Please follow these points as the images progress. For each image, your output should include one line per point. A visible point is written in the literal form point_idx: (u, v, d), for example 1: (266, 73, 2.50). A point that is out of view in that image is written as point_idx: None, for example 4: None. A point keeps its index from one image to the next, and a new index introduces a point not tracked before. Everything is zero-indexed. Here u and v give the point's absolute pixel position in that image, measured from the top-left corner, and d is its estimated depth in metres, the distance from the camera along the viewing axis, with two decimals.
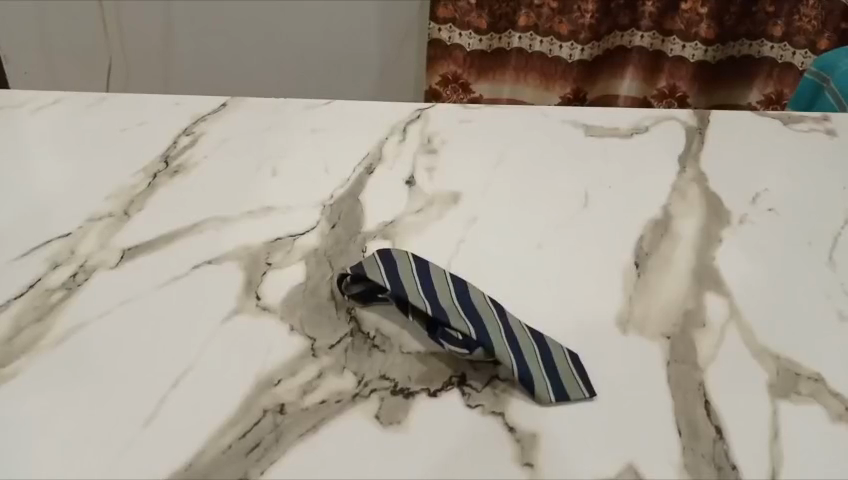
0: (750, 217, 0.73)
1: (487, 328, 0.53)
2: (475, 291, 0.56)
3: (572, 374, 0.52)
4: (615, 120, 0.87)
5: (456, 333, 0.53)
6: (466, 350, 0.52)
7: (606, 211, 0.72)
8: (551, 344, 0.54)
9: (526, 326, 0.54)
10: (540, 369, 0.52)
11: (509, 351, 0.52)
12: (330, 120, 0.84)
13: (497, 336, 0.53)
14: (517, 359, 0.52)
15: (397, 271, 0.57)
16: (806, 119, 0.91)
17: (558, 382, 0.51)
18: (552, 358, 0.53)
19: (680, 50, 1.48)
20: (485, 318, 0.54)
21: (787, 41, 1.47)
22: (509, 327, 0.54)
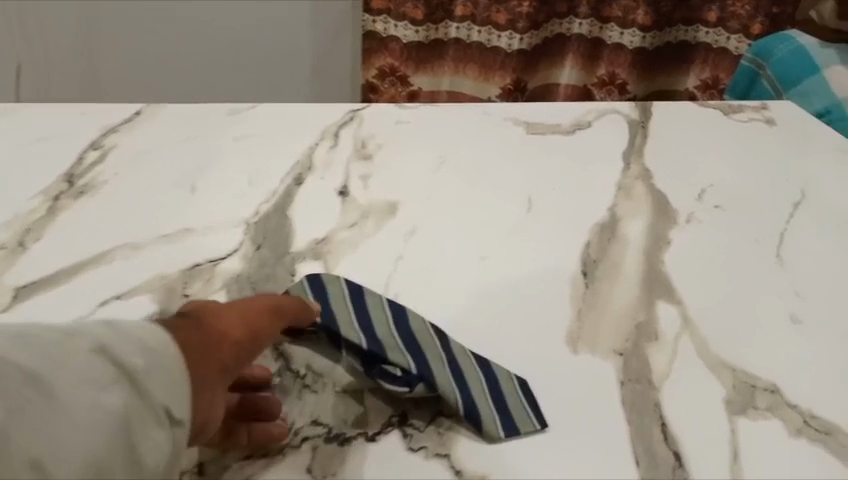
0: (697, 215, 0.71)
1: (428, 362, 0.50)
2: (414, 322, 0.53)
3: (522, 403, 0.49)
4: (556, 116, 0.84)
5: (394, 369, 0.49)
6: (406, 388, 0.48)
7: (551, 215, 0.69)
8: (499, 374, 0.51)
9: (469, 355, 0.51)
10: (487, 403, 0.48)
11: (452, 386, 0.49)
12: (256, 126, 0.78)
13: (440, 369, 0.49)
14: (462, 393, 0.49)
15: (329, 303, 0.54)
16: (746, 109, 0.90)
17: (507, 415, 0.48)
18: (500, 388, 0.50)
19: (618, 38, 1.47)
20: (425, 351, 0.51)
21: (721, 26, 1.47)
22: (452, 357, 0.51)
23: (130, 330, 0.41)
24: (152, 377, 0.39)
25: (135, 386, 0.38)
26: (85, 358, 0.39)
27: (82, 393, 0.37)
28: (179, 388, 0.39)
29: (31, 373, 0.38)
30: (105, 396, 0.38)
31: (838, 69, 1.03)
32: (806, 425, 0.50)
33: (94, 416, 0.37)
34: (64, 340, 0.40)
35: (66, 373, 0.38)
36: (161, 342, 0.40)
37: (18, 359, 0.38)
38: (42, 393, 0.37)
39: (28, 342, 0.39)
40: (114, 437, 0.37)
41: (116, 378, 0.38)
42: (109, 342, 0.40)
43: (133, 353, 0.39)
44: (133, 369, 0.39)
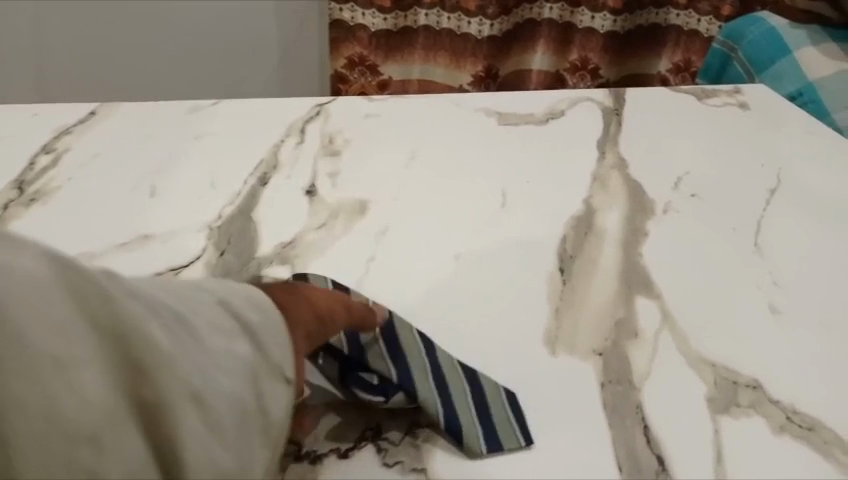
0: (674, 204, 0.69)
1: (410, 371, 0.49)
2: (400, 325, 0.52)
3: (507, 416, 0.48)
4: (528, 104, 0.82)
5: (372, 378, 0.49)
6: (383, 399, 0.48)
7: (526, 209, 0.67)
8: (487, 387, 0.50)
9: (455, 364, 0.51)
10: (471, 417, 0.48)
11: (433, 396, 0.48)
12: (217, 124, 0.75)
13: (421, 380, 0.49)
14: (443, 403, 0.48)
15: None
16: (719, 93, 0.89)
17: (491, 431, 0.48)
18: (486, 400, 0.49)
19: (589, 21, 1.46)
20: (409, 359, 0.50)
21: (692, 8, 1.46)
22: (439, 368, 0.50)
23: (237, 293, 0.43)
24: (273, 332, 0.42)
25: (256, 340, 0.40)
26: (209, 311, 0.40)
27: (219, 340, 0.39)
28: (286, 346, 0.42)
29: (172, 312, 0.37)
30: (238, 346, 0.39)
31: (809, 51, 1.02)
32: (789, 421, 0.49)
33: (233, 363, 0.38)
34: (181, 292, 0.40)
35: (200, 319, 0.39)
36: (268, 305, 0.43)
37: (152, 296, 0.37)
38: (186, 334, 0.37)
39: (149, 286, 0.39)
40: (249, 387, 0.39)
41: (241, 330, 0.40)
42: (223, 297, 0.41)
43: (250, 309, 0.42)
44: (256, 323, 0.41)
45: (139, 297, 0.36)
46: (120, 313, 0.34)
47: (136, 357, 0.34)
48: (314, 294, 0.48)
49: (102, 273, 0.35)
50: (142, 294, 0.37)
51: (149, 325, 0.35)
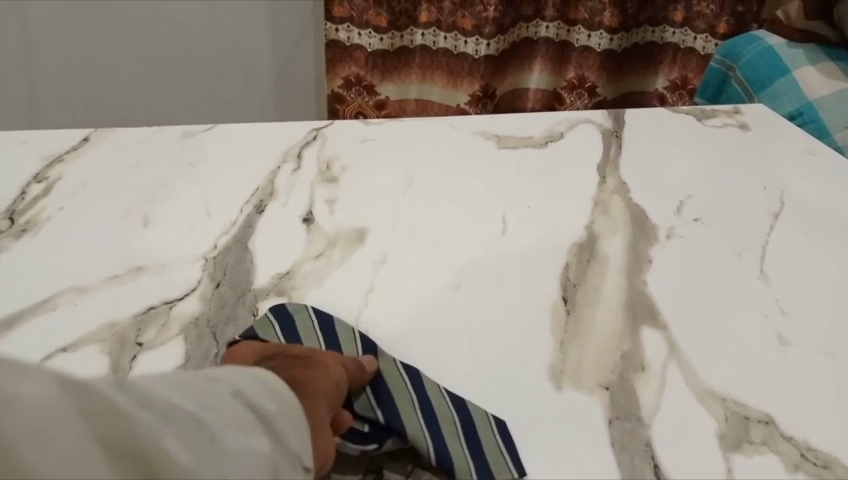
0: (677, 230, 0.68)
1: (397, 412, 0.49)
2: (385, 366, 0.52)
3: (497, 444, 0.48)
4: (526, 128, 0.81)
5: (360, 428, 0.49)
6: (374, 445, 0.48)
7: (527, 235, 0.66)
8: (475, 414, 0.50)
9: (442, 393, 0.51)
10: (462, 449, 0.48)
11: (424, 432, 0.48)
12: (211, 150, 0.74)
13: (410, 418, 0.49)
14: (434, 438, 0.48)
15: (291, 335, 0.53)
16: (719, 114, 0.89)
17: (483, 463, 0.47)
18: (476, 428, 0.49)
19: (586, 40, 1.46)
20: (395, 400, 0.50)
21: (688, 26, 1.47)
22: (426, 399, 0.50)
23: (254, 377, 0.42)
24: (289, 420, 0.41)
25: (272, 433, 0.40)
26: (228, 403, 0.39)
27: (238, 436, 0.39)
28: (302, 430, 0.42)
29: (191, 417, 0.37)
30: (255, 442, 0.39)
31: (809, 70, 1.01)
32: (804, 458, 0.48)
33: (253, 463, 0.39)
34: (198, 385, 0.40)
35: (219, 419, 0.38)
36: (284, 389, 0.43)
37: (169, 401, 0.37)
38: (207, 438, 0.37)
39: (167, 385, 0.38)
40: None
41: (259, 423, 0.40)
42: (240, 385, 0.41)
43: (265, 398, 0.41)
44: (273, 415, 0.41)
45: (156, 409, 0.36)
46: (138, 437, 0.34)
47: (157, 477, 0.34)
48: (315, 362, 0.48)
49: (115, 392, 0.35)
50: (160, 402, 0.36)
51: (167, 443, 0.35)
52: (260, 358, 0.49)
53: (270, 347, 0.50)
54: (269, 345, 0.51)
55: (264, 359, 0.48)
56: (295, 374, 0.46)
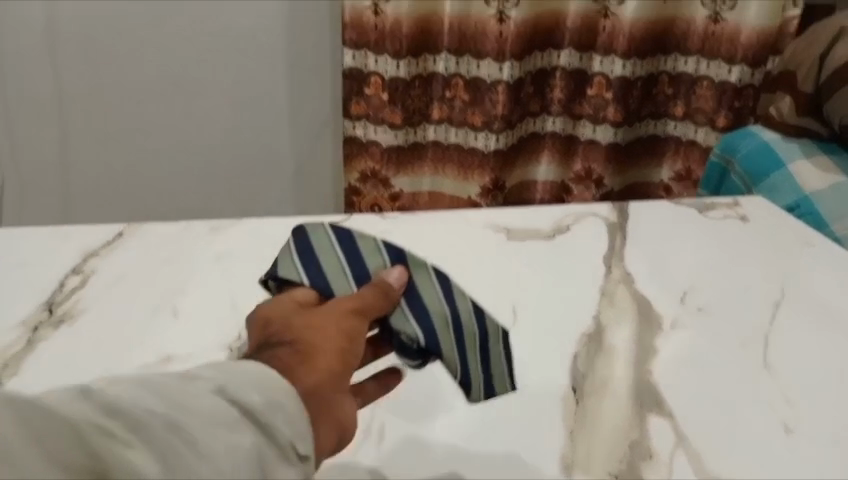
0: (681, 319, 0.71)
1: (437, 335, 0.57)
2: (421, 287, 0.60)
3: (503, 367, 0.60)
4: (534, 220, 0.86)
5: (408, 342, 0.57)
6: (418, 360, 0.58)
7: (537, 325, 0.69)
8: (491, 333, 0.60)
9: (470, 313, 0.60)
10: (480, 370, 0.59)
11: (457, 356, 0.57)
12: (237, 243, 0.78)
13: (449, 338, 0.57)
14: (463, 364, 0.57)
15: (315, 262, 0.60)
16: (719, 206, 0.93)
17: (491, 384, 0.59)
18: (489, 353, 0.60)
19: (592, 133, 1.57)
20: (435, 321, 0.58)
21: (689, 119, 1.58)
22: (456, 317, 0.59)
23: (241, 373, 0.46)
24: (276, 408, 0.44)
25: (258, 423, 0.43)
26: (211, 401, 0.43)
27: (215, 431, 0.41)
28: (294, 416, 0.45)
29: (163, 420, 0.40)
30: (236, 435, 0.42)
31: (804, 164, 1.06)
32: None
33: (237, 456, 0.41)
34: (180, 389, 0.43)
35: (195, 418, 0.41)
36: (269, 378, 0.46)
37: (143, 409, 0.41)
38: (179, 439, 0.40)
39: (146, 392, 0.42)
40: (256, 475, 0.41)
41: (243, 416, 0.43)
42: (224, 382, 0.44)
43: (250, 392, 0.44)
44: (255, 406, 0.44)
45: (122, 420, 0.40)
46: (101, 453, 0.38)
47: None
48: (314, 344, 0.50)
49: (83, 411, 0.39)
50: (133, 412, 0.40)
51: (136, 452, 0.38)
52: (266, 341, 0.51)
53: (275, 324, 0.52)
54: (274, 321, 0.53)
55: (269, 346, 0.51)
56: (292, 363, 0.49)
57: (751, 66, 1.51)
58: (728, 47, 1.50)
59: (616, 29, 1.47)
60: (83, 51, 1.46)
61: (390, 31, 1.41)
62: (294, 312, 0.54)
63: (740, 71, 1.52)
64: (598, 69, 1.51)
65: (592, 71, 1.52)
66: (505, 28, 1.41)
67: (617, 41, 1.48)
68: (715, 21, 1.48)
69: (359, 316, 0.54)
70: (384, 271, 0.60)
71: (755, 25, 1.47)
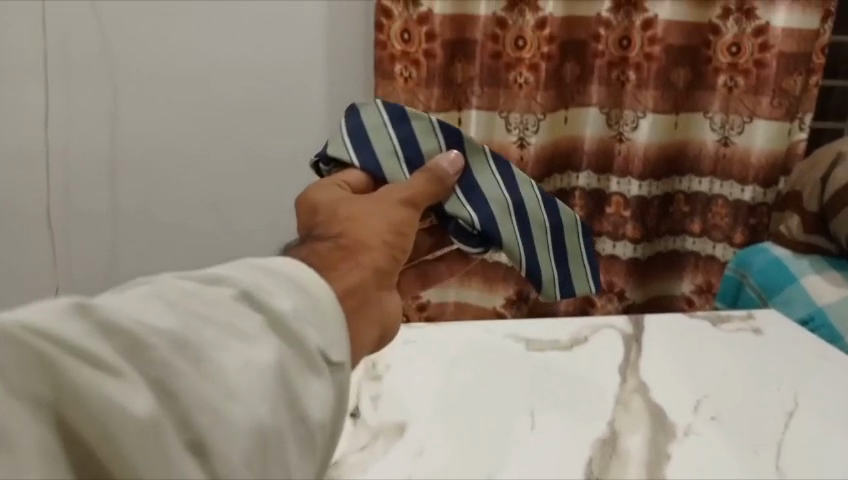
0: (694, 428, 0.74)
1: (500, 227, 0.72)
2: (483, 177, 0.73)
3: (578, 245, 0.78)
4: (554, 332, 0.90)
5: (469, 232, 0.71)
6: (481, 249, 0.72)
7: (554, 431, 0.72)
8: (562, 219, 0.76)
9: (534, 199, 0.75)
10: (549, 263, 0.75)
11: (520, 246, 0.73)
12: None
13: (508, 223, 0.72)
14: (528, 256, 0.73)
15: (366, 145, 0.71)
16: (733, 319, 0.97)
17: (565, 275, 0.77)
18: (561, 239, 0.77)
19: (611, 248, 1.65)
20: (498, 214, 0.72)
21: (706, 236, 1.64)
22: (518, 204, 0.74)
23: (265, 280, 0.45)
24: (302, 318, 0.45)
25: (282, 334, 0.44)
26: (231, 309, 0.43)
27: (235, 347, 0.42)
28: (326, 327, 0.46)
29: (170, 339, 0.40)
30: (255, 351, 0.42)
31: (814, 278, 1.11)
32: None
33: (251, 373, 0.41)
34: (198, 293, 0.43)
35: (212, 331, 0.42)
36: (300, 286, 0.46)
37: (144, 324, 0.40)
38: (185, 362, 0.40)
39: (157, 301, 0.41)
40: (278, 388, 0.42)
41: (265, 330, 0.43)
42: (248, 287, 0.44)
43: (277, 297, 0.45)
44: (280, 315, 0.44)
45: (121, 341, 0.39)
46: (89, 383, 0.37)
47: (106, 424, 0.37)
48: (359, 229, 0.56)
49: (75, 329, 0.38)
50: (128, 330, 0.39)
51: (120, 384, 0.38)
52: (311, 229, 0.57)
53: (321, 213, 0.58)
54: (322, 210, 0.58)
55: (317, 228, 0.56)
56: (333, 255, 0.52)
57: (764, 187, 1.58)
58: (740, 168, 1.58)
59: (631, 153, 1.57)
60: (141, 172, 1.65)
61: None
62: (340, 201, 0.59)
63: (753, 190, 1.59)
64: (615, 189, 1.60)
65: (610, 190, 1.61)
66: (525, 154, 1.55)
67: (633, 164, 1.58)
68: (725, 144, 1.58)
69: (410, 206, 0.62)
70: (439, 156, 0.71)
71: (764, 147, 1.56)
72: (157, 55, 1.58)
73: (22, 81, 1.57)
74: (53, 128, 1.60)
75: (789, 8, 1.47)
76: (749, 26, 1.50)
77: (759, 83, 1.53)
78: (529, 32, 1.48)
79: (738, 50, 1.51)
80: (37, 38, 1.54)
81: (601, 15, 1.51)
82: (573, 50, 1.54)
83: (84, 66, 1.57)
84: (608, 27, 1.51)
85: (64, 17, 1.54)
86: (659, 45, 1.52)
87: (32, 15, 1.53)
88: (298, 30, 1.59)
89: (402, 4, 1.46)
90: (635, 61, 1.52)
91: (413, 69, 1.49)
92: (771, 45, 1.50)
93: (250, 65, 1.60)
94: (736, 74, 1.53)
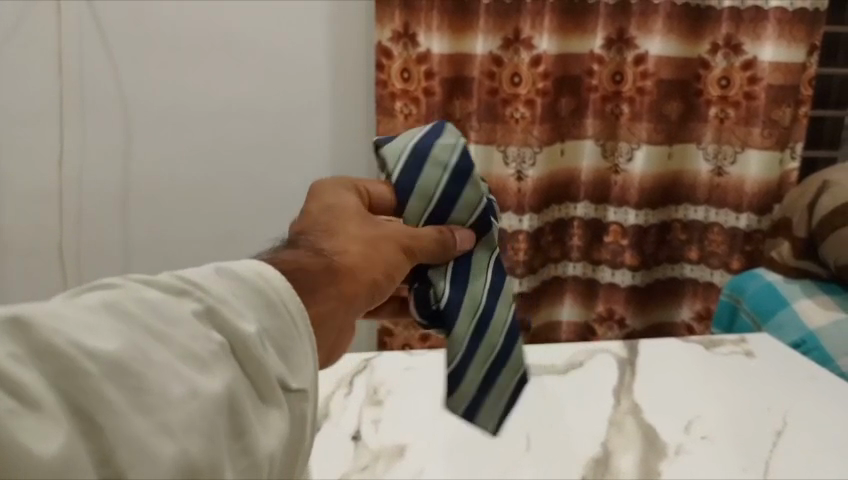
0: (684, 447, 0.76)
1: (455, 316, 0.63)
2: (478, 279, 0.65)
3: (513, 396, 0.66)
4: (550, 357, 0.93)
5: (426, 302, 0.64)
6: (425, 321, 0.65)
7: (549, 454, 0.75)
8: (513, 365, 0.66)
9: (510, 329, 0.65)
10: (473, 384, 0.64)
11: (457, 342, 0.63)
12: None
13: (466, 320, 0.63)
14: (456, 356, 0.63)
15: (416, 170, 0.64)
16: (726, 343, 0.99)
17: (479, 409, 0.65)
18: (504, 379, 0.65)
19: (611, 276, 1.68)
20: (465, 308, 0.63)
21: (704, 263, 1.68)
22: (489, 317, 0.64)
23: (233, 295, 0.38)
24: (266, 346, 0.37)
25: (241, 360, 0.36)
26: (188, 328, 0.35)
27: (184, 372, 0.33)
28: (293, 353, 0.39)
29: (104, 361, 0.31)
30: (207, 379, 0.34)
31: (806, 303, 1.13)
32: None
33: (198, 405, 0.33)
34: (155, 303, 0.35)
35: (161, 352, 0.33)
36: (274, 304, 0.39)
37: (72, 342, 0.31)
38: (118, 391, 0.31)
39: (101, 313, 0.33)
40: (225, 423, 0.34)
41: (225, 355, 0.35)
42: (215, 301, 0.37)
43: (244, 317, 0.37)
44: (246, 338, 0.36)
45: (47, 364, 0.30)
46: None
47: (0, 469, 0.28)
48: (351, 255, 0.51)
49: None
50: (54, 349, 0.31)
51: (31, 416, 0.29)
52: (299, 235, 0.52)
53: (319, 214, 0.55)
54: (325, 210, 0.55)
55: (308, 240, 0.51)
56: (320, 275, 0.46)
57: (758, 214, 1.62)
58: (735, 197, 1.62)
59: (627, 182, 1.61)
60: (153, 206, 1.70)
61: None
62: (347, 205, 0.57)
63: (748, 218, 1.62)
64: (612, 218, 1.65)
65: (608, 220, 1.65)
66: (523, 186, 1.59)
67: (629, 194, 1.62)
68: (719, 174, 1.62)
69: (405, 253, 0.57)
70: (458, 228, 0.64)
71: (757, 177, 1.60)
72: (168, 97, 1.64)
73: (39, 123, 1.63)
74: (68, 167, 1.66)
75: (775, 42, 1.53)
76: (738, 60, 1.55)
77: (749, 114, 1.58)
78: (525, 69, 1.53)
79: (727, 84, 1.57)
80: (55, 83, 1.62)
81: (593, 51, 1.56)
82: (568, 85, 1.59)
83: (99, 107, 1.64)
84: (601, 63, 1.57)
85: (80, 61, 1.61)
86: (651, 79, 1.57)
87: (51, 61, 1.60)
88: (304, 70, 1.65)
89: (401, 45, 1.52)
90: (627, 95, 1.58)
91: (413, 106, 1.55)
92: (759, 77, 1.55)
93: (257, 104, 1.66)
94: (726, 106, 1.58)
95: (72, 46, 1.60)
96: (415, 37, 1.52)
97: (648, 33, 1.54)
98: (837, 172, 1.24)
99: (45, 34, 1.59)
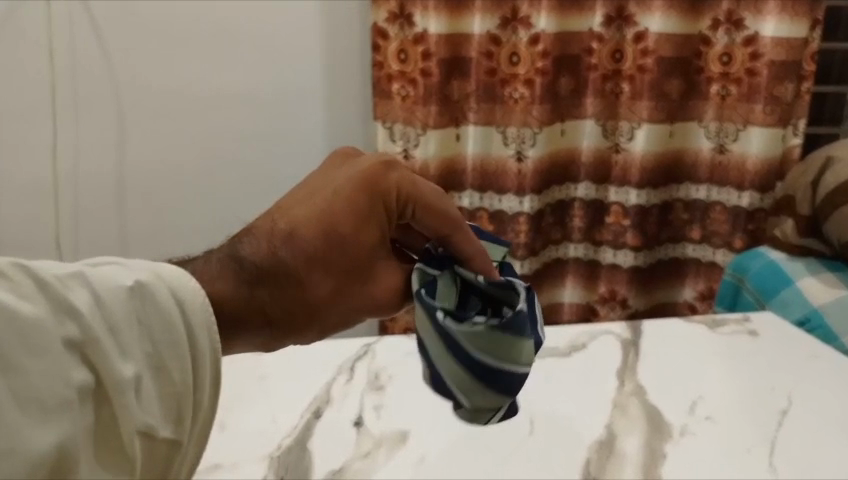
0: (688, 428, 0.76)
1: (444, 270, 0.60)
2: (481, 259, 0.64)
3: None
4: (553, 339, 0.92)
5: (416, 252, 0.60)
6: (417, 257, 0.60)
7: (551, 437, 0.74)
8: None
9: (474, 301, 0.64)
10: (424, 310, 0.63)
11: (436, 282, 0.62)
12: (275, 367, 0.86)
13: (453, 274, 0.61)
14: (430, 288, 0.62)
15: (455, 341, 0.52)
16: (729, 322, 0.98)
17: None
18: None
19: (613, 257, 1.67)
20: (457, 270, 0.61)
21: (706, 242, 1.67)
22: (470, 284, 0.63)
23: (123, 323, 0.39)
24: (143, 387, 0.39)
25: (105, 399, 0.38)
26: (53, 359, 0.36)
27: (29, 414, 0.35)
28: (175, 395, 0.40)
29: None
30: (47, 423, 0.35)
31: (809, 281, 1.12)
32: None
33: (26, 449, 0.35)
34: (28, 322, 0.36)
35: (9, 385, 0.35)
36: (169, 342, 0.40)
37: None
38: None
39: None
40: (58, 462, 0.36)
41: (82, 394, 0.37)
42: (103, 334, 0.38)
43: (130, 355, 0.39)
44: (118, 381, 0.38)
45: None
46: None
47: None
48: (318, 275, 0.53)
49: None
50: None
51: None
52: (293, 226, 0.53)
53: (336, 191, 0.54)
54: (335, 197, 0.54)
55: (289, 232, 0.52)
56: (256, 306, 0.50)
57: (761, 192, 1.60)
58: (737, 175, 1.61)
59: (627, 164, 1.60)
60: (149, 196, 1.69)
61: (420, 170, 1.58)
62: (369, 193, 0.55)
63: (750, 196, 1.61)
64: (613, 199, 1.63)
65: (609, 200, 1.64)
66: (523, 167, 1.57)
67: (630, 174, 1.61)
68: (721, 152, 1.60)
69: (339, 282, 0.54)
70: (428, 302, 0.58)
71: (759, 155, 1.58)
72: (162, 88, 1.62)
73: (33, 118, 1.61)
74: (63, 160, 1.65)
75: (778, 17, 1.50)
76: (739, 36, 1.53)
77: (750, 91, 1.56)
78: (523, 48, 1.51)
79: (729, 60, 1.54)
80: (47, 75, 1.59)
81: (592, 29, 1.54)
82: (567, 64, 1.57)
83: (92, 99, 1.62)
84: (600, 41, 1.55)
85: (71, 55, 1.58)
86: (652, 57, 1.54)
87: (42, 55, 1.58)
88: (298, 57, 1.63)
89: (397, 25, 1.50)
90: (628, 73, 1.56)
91: (410, 88, 1.53)
92: (761, 54, 1.53)
93: (251, 92, 1.64)
94: (728, 83, 1.56)
95: (63, 40, 1.57)
96: (411, 18, 1.49)
97: (648, 10, 1.51)
98: (841, 147, 1.22)
99: (36, 26, 1.56)
